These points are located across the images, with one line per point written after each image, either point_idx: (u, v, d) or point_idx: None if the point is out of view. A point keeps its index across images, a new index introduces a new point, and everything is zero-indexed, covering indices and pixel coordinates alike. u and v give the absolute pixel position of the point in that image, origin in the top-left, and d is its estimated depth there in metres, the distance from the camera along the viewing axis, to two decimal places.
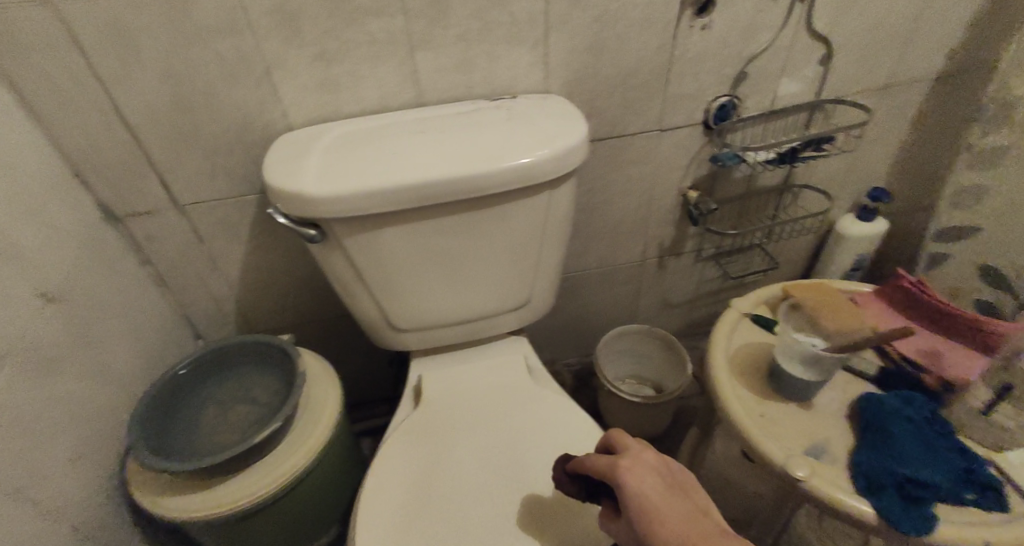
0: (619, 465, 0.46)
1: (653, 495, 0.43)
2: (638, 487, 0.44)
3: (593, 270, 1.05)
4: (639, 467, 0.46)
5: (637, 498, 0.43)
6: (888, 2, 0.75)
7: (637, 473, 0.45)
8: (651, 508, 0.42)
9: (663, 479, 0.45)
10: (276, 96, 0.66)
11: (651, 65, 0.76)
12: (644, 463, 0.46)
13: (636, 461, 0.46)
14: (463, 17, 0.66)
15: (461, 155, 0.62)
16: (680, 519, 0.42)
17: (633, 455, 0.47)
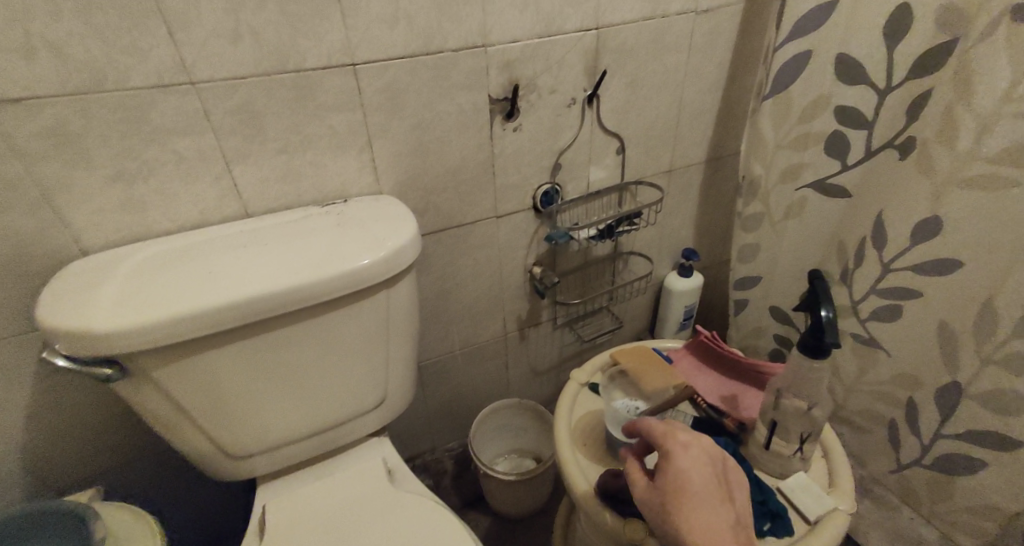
0: (677, 443, 0.49)
1: (696, 482, 0.47)
2: (685, 467, 0.48)
3: (456, 354, 1.06)
4: (698, 455, 0.49)
5: (679, 476, 0.47)
6: (658, 105, 0.92)
7: (689, 460, 0.48)
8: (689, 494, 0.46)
9: (711, 474, 0.48)
10: (62, 221, 0.60)
11: (474, 163, 0.83)
12: (703, 453, 0.48)
13: (696, 444, 0.49)
14: (280, 132, 0.67)
15: (284, 268, 0.61)
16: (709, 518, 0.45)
17: (696, 439, 0.50)
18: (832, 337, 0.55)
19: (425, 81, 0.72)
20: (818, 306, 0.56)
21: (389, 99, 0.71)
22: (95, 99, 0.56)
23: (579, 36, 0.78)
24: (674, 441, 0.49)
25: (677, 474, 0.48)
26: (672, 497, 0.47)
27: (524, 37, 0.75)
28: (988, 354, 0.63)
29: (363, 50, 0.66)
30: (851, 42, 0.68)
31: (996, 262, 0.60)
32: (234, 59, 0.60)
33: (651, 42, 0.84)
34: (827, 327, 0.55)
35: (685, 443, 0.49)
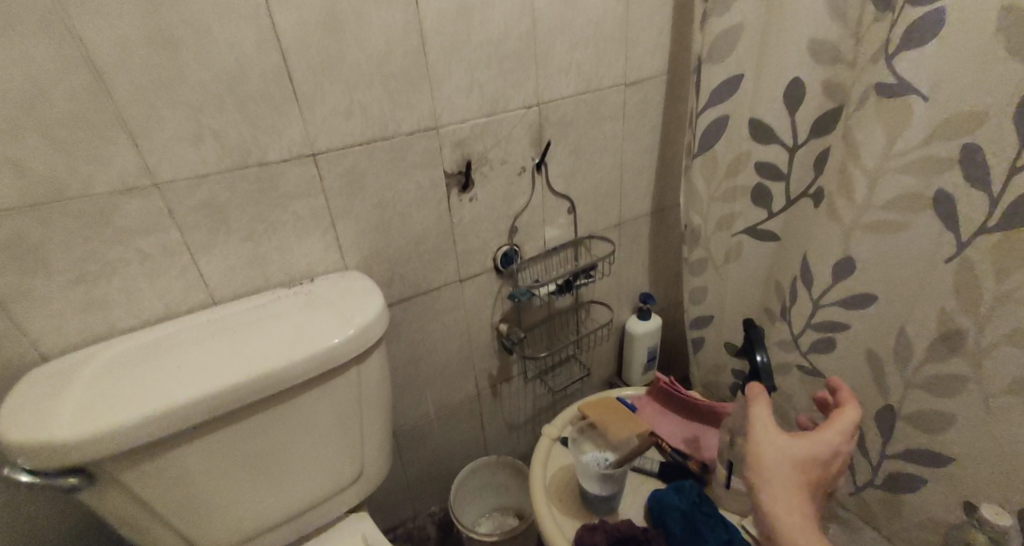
0: (831, 448, 0.54)
1: (804, 474, 0.53)
2: (809, 462, 0.53)
3: (431, 417, 1.06)
4: (831, 461, 0.54)
5: (803, 458, 0.53)
6: (601, 166, 1.00)
7: (816, 463, 0.53)
8: (793, 471, 0.52)
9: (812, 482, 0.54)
10: (22, 328, 0.60)
11: (434, 233, 0.88)
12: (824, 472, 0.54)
13: (830, 465, 0.54)
14: (244, 222, 0.70)
15: (255, 354, 0.62)
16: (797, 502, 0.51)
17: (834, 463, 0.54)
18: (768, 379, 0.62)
19: (383, 164, 0.77)
20: (754, 352, 0.64)
21: (349, 183, 0.76)
22: (59, 210, 0.57)
23: (523, 113, 0.85)
24: (833, 445, 0.54)
25: (807, 456, 0.53)
26: (790, 465, 0.52)
27: (472, 117, 0.81)
28: (912, 378, 0.70)
29: (322, 140, 0.70)
30: (758, 109, 0.78)
31: (905, 295, 0.68)
32: (198, 159, 0.63)
33: (589, 113, 0.92)
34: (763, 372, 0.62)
35: (839, 446, 0.54)
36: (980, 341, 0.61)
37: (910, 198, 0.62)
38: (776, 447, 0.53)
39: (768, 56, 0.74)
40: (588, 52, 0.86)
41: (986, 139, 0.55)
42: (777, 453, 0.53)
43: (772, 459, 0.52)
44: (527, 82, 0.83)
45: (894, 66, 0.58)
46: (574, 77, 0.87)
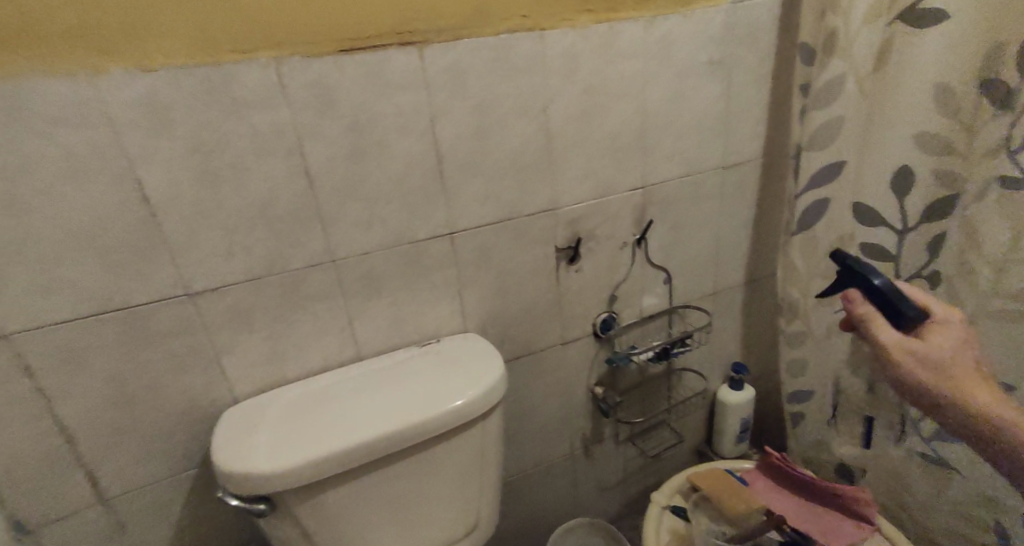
0: (940, 321, 0.57)
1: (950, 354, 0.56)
2: (942, 344, 0.56)
3: (528, 473, 1.11)
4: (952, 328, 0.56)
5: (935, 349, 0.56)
6: (698, 240, 1.06)
7: (947, 337, 0.56)
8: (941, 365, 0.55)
9: (963, 350, 0.56)
10: (222, 376, 0.72)
11: (544, 299, 0.96)
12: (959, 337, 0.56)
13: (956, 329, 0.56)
14: (392, 288, 0.81)
15: (404, 405, 0.71)
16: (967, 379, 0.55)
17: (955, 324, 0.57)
18: (910, 316, 0.56)
19: (507, 239, 0.87)
20: (875, 282, 0.57)
21: (477, 256, 0.86)
22: (265, 281, 0.71)
23: (629, 194, 0.94)
24: (937, 321, 0.57)
25: (953, 347, 0.56)
26: (952, 368, 0.55)
27: (584, 199, 0.91)
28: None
29: (460, 222, 0.82)
30: (862, 193, 0.82)
31: None
32: (366, 239, 0.76)
33: (689, 193, 0.99)
34: (901, 309, 0.56)
35: (942, 313, 0.57)
36: None
37: None
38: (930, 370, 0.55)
39: (872, 147, 0.79)
40: (690, 140, 0.94)
41: None
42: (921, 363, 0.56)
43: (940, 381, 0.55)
44: (635, 168, 0.92)
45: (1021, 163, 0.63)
46: (677, 162, 0.95)
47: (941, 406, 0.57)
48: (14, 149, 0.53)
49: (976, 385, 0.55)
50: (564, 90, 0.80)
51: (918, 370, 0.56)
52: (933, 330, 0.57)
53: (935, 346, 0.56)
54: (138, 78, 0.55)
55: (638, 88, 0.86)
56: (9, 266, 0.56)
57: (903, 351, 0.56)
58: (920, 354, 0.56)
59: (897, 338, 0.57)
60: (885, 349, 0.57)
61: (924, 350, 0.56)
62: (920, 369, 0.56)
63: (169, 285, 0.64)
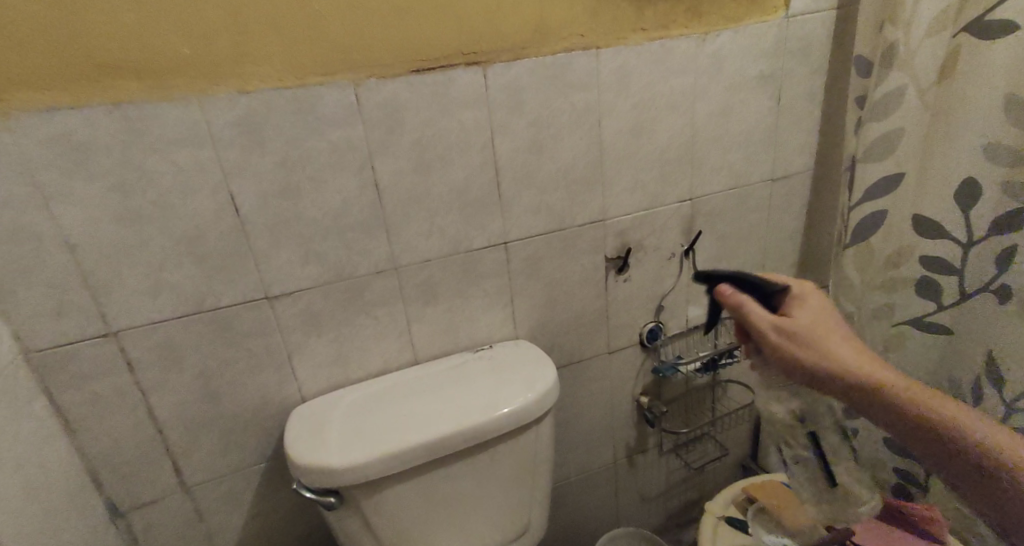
0: (803, 301, 0.59)
1: (825, 330, 0.58)
2: (812, 320, 0.58)
3: (572, 480, 1.12)
4: (818, 306, 0.59)
5: (809, 324, 0.58)
6: (746, 252, 1.06)
7: (814, 315, 0.58)
8: (819, 339, 0.57)
9: (832, 326, 0.58)
10: (293, 376, 0.77)
11: (592, 308, 0.98)
12: (825, 314, 0.59)
13: (818, 306, 0.59)
14: (449, 295, 0.85)
15: (462, 407, 0.74)
16: (849, 353, 0.57)
17: (814, 303, 0.59)
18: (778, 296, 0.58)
19: (557, 249, 0.90)
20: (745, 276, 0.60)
21: (529, 265, 0.89)
22: (334, 287, 0.75)
23: (678, 206, 0.95)
24: (803, 300, 0.59)
25: (821, 321, 0.58)
26: (830, 341, 0.57)
27: (633, 211, 0.93)
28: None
29: (514, 232, 0.85)
30: (921, 207, 0.81)
31: None
32: (427, 247, 0.80)
33: (738, 205, 1.00)
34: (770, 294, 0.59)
35: (800, 294, 0.60)
36: None
37: None
38: (812, 346, 0.57)
39: (934, 158, 0.78)
40: (740, 152, 0.95)
41: None
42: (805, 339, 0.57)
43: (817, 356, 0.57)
44: (684, 180, 0.94)
45: None
46: (726, 174, 0.96)
47: (832, 383, 0.57)
48: (131, 166, 0.59)
49: (856, 354, 0.57)
50: (616, 105, 0.83)
51: (799, 349, 0.57)
52: (793, 308, 0.59)
53: (807, 324, 0.58)
54: (235, 100, 0.61)
55: (689, 103, 0.87)
56: (120, 269, 0.62)
57: (779, 331, 0.58)
58: (799, 332, 0.57)
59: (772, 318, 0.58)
60: (764, 332, 0.59)
61: (800, 327, 0.58)
62: (800, 346, 0.57)
63: (251, 288, 0.69)
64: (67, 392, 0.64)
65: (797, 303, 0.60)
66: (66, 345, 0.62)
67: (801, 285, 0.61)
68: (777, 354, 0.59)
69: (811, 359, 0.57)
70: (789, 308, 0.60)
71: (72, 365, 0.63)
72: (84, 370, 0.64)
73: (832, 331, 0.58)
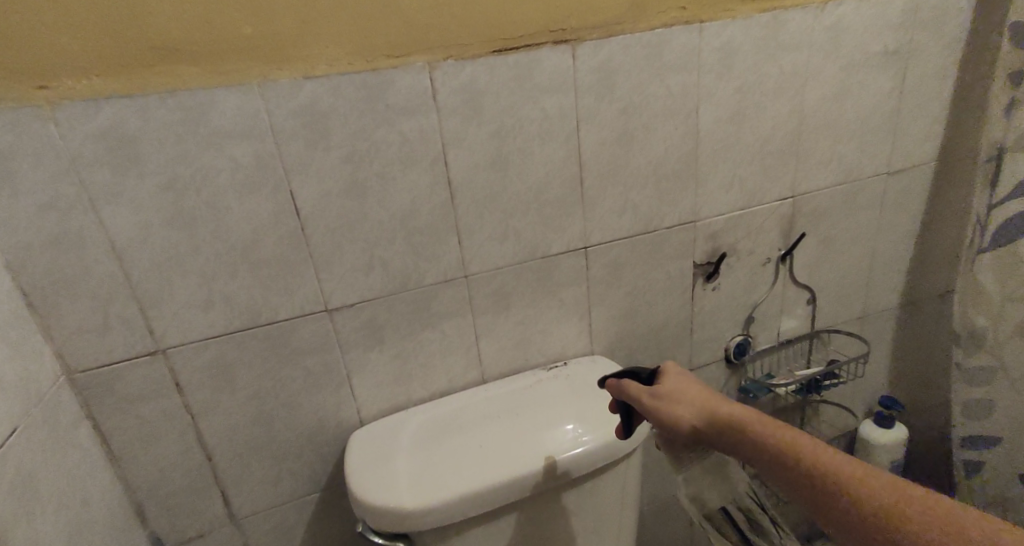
0: (665, 371, 0.58)
1: (691, 392, 0.55)
2: (676, 385, 0.56)
3: (645, 511, 1.00)
4: (682, 374, 0.58)
5: (671, 389, 0.55)
6: (849, 256, 0.93)
7: (678, 382, 0.56)
8: (681, 400, 0.54)
9: (699, 389, 0.55)
10: (352, 397, 0.68)
11: (675, 320, 0.87)
12: (692, 379, 0.57)
13: (684, 375, 0.57)
14: (522, 306, 0.75)
15: (544, 440, 0.64)
16: (719, 407, 0.52)
17: (680, 372, 0.58)
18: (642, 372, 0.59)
19: (642, 254, 0.79)
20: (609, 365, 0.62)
21: (610, 272, 0.79)
22: (399, 297, 0.67)
23: (778, 204, 0.83)
24: (664, 370, 0.58)
25: (694, 388, 0.55)
26: (695, 402, 0.54)
27: (729, 210, 0.81)
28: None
29: (596, 235, 0.75)
30: None
31: None
32: (500, 252, 0.70)
33: (845, 203, 0.87)
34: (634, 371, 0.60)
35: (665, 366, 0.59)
36: None
37: None
38: (677, 407, 0.54)
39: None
40: (852, 142, 0.82)
41: None
42: (673, 402, 0.54)
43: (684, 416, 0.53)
44: (787, 174, 0.82)
45: None
46: (835, 167, 0.84)
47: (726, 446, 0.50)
48: (186, 161, 0.52)
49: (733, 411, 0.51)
50: (717, 89, 0.72)
51: (666, 411, 0.54)
52: (662, 378, 0.58)
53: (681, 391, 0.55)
54: (300, 85, 0.53)
55: (798, 85, 0.76)
56: (172, 280, 0.55)
57: (652, 400, 0.56)
58: (661, 397, 0.55)
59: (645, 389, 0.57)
60: (641, 404, 0.56)
61: (673, 396, 0.55)
62: (678, 414, 0.53)
63: (311, 299, 0.62)
64: (112, 416, 0.57)
65: (671, 373, 0.58)
66: (111, 363, 0.55)
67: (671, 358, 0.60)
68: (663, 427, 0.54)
69: (690, 424, 0.52)
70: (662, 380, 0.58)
71: (117, 385, 0.56)
72: (130, 390, 0.57)
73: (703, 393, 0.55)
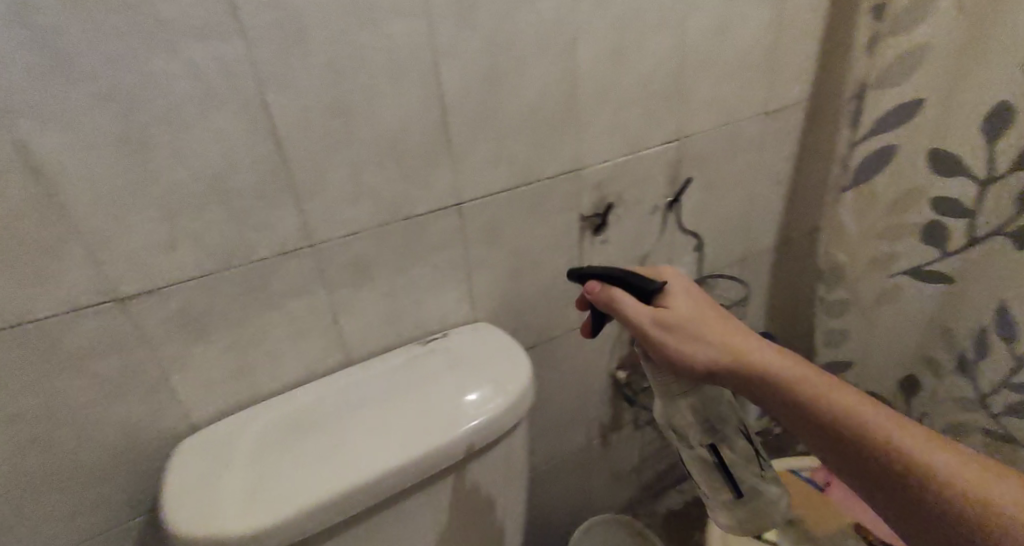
0: (671, 291, 0.54)
1: (705, 316, 0.52)
2: (688, 309, 0.52)
3: (542, 470, 0.99)
4: (691, 293, 0.54)
5: (686, 313, 0.52)
6: (731, 203, 0.93)
7: (689, 305, 0.53)
8: (696, 326, 0.51)
9: (710, 312, 0.53)
10: (174, 401, 0.56)
11: (563, 277, 0.82)
12: (703, 300, 0.54)
13: (694, 295, 0.54)
14: (388, 276, 0.66)
15: (413, 429, 0.57)
16: (735, 338, 0.51)
17: (687, 292, 0.54)
18: (648, 288, 0.53)
19: (523, 210, 0.72)
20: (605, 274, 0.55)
21: (488, 231, 0.71)
22: (224, 277, 0.54)
23: (663, 149, 0.79)
24: (670, 290, 0.54)
25: (703, 311, 0.53)
26: (711, 331, 0.51)
27: (613, 158, 0.76)
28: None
29: (468, 190, 0.66)
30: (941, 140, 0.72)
31: None
32: (353, 215, 0.59)
33: (725, 148, 0.85)
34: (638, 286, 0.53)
35: (672, 283, 0.55)
36: None
37: None
38: (693, 334, 0.50)
39: (974, 74, 0.67)
40: (732, 83, 0.80)
41: None
42: (688, 326, 0.51)
43: (696, 346, 0.50)
44: (670, 118, 0.77)
45: None
46: (717, 110, 0.81)
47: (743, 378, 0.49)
48: None
49: (756, 342, 0.50)
50: (595, 21, 0.64)
51: (675, 340, 0.50)
52: (670, 298, 0.53)
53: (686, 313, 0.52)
54: None
55: (680, 19, 0.70)
56: None
57: (660, 327, 0.51)
58: (674, 321, 0.51)
59: (650, 309, 0.52)
60: (645, 328, 0.51)
61: (680, 318, 0.51)
62: (681, 340, 0.50)
63: (91, 289, 0.48)
64: None
65: (676, 291, 0.54)
66: None
67: (673, 275, 0.56)
68: (654, 349, 0.51)
69: (704, 355, 0.50)
70: (664, 298, 0.53)
71: None
72: None
73: (716, 317, 0.53)
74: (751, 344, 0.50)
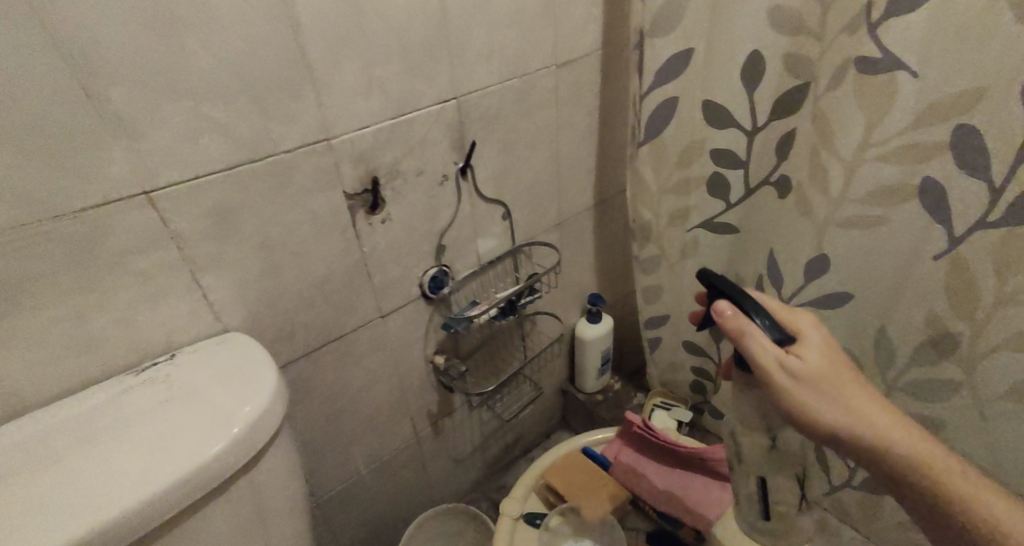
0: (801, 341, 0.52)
1: (835, 374, 0.51)
2: (820, 365, 0.50)
3: (364, 473, 0.90)
4: (824, 347, 0.52)
5: (817, 369, 0.50)
6: (534, 166, 0.86)
7: (821, 362, 0.51)
8: (825, 385, 0.50)
9: (839, 370, 0.51)
10: None
11: (342, 266, 0.70)
12: (834, 354, 0.52)
13: (826, 348, 0.52)
14: (49, 297, 0.49)
15: (101, 487, 0.43)
16: (861, 400, 0.50)
17: (820, 341, 0.52)
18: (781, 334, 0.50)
19: (260, 192, 0.58)
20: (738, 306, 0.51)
21: (210, 222, 0.56)
22: None
23: (437, 109, 0.69)
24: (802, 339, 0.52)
25: (836, 368, 0.51)
26: (841, 394, 0.50)
27: (375, 121, 0.64)
28: (905, 362, 0.72)
29: (158, 173, 0.50)
30: (714, 92, 0.71)
31: (893, 283, 0.67)
32: None
33: (515, 105, 0.77)
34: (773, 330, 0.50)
35: (807, 334, 0.53)
36: (972, 348, 0.64)
37: (892, 189, 0.60)
38: (818, 392, 0.50)
39: (732, 20, 0.65)
40: (510, 31, 0.71)
41: (984, 123, 0.52)
42: (817, 384, 0.50)
43: (819, 404, 0.50)
44: (440, 73, 0.67)
45: (877, 39, 0.53)
46: (497, 62, 0.72)
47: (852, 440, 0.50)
48: None
49: (877, 410, 0.50)
50: None
51: (802, 391, 0.50)
52: (803, 349, 0.51)
53: (817, 365, 0.51)
54: None
55: None
56: None
57: (790, 380, 0.50)
58: (805, 377, 0.50)
59: (783, 357, 0.50)
60: (776, 377, 0.50)
61: (811, 370, 0.50)
62: (808, 397, 0.50)
63: None
64: None
65: (809, 342, 0.52)
66: None
67: (808, 324, 0.53)
68: (771, 391, 0.51)
69: (828, 415, 0.50)
70: (797, 346, 0.51)
71: None
72: None
73: (848, 375, 0.52)
74: (869, 394, 0.51)
